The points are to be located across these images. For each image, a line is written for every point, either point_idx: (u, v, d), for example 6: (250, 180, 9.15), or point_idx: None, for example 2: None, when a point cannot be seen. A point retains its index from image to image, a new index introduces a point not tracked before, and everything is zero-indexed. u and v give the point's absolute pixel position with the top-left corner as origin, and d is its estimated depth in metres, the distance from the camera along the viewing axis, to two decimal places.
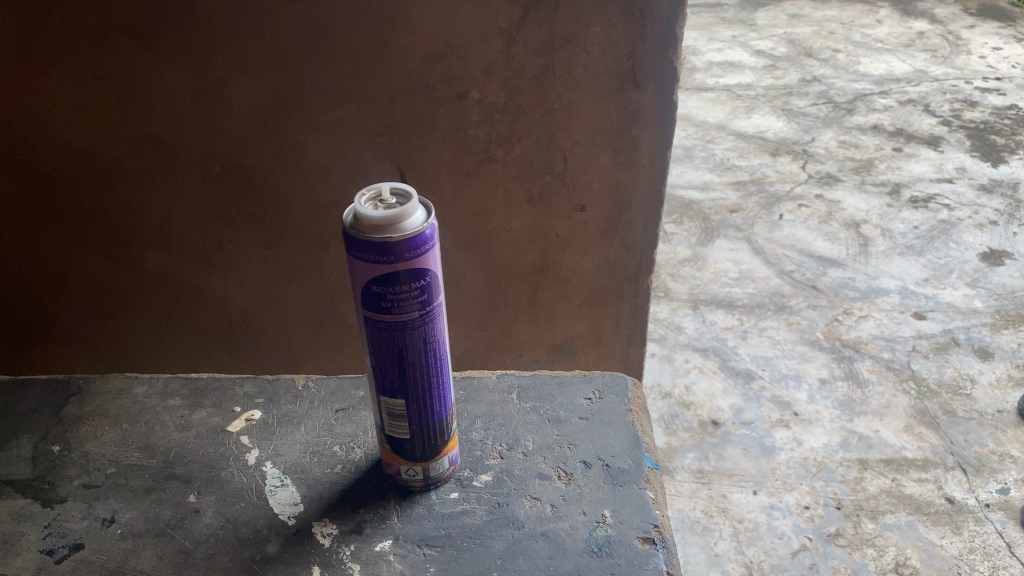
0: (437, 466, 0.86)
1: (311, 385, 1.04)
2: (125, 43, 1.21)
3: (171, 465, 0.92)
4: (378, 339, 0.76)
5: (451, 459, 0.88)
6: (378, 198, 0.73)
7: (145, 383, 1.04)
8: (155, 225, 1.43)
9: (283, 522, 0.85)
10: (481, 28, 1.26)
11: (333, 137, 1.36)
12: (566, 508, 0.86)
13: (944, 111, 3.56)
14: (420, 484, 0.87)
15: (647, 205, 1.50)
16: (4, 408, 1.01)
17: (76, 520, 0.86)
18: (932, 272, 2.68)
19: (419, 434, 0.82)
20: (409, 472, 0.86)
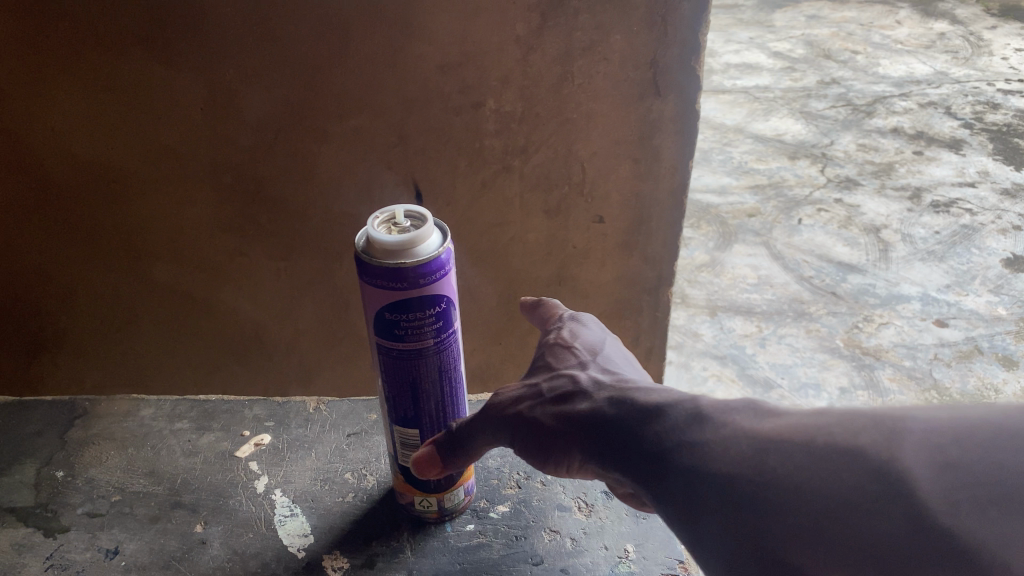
0: (452, 497, 0.85)
1: (322, 406, 1.04)
2: (137, 52, 1.18)
3: (177, 493, 0.90)
4: (395, 365, 0.78)
5: (466, 490, 0.86)
6: (392, 221, 0.73)
7: (152, 406, 1.04)
8: (164, 237, 1.40)
9: (293, 555, 0.82)
10: (497, 36, 1.23)
11: (347, 148, 1.33)
12: (587, 542, 0.85)
13: (966, 113, 3.49)
14: (435, 515, 0.86)
15: (668, 216, 1.46)
16: (9, 432, 1.00)
17: (79, 551, 0.83)
18: (955, 278, 2.62)
19: (434, 465, 0.81)
20: (424, 503, 0.85)
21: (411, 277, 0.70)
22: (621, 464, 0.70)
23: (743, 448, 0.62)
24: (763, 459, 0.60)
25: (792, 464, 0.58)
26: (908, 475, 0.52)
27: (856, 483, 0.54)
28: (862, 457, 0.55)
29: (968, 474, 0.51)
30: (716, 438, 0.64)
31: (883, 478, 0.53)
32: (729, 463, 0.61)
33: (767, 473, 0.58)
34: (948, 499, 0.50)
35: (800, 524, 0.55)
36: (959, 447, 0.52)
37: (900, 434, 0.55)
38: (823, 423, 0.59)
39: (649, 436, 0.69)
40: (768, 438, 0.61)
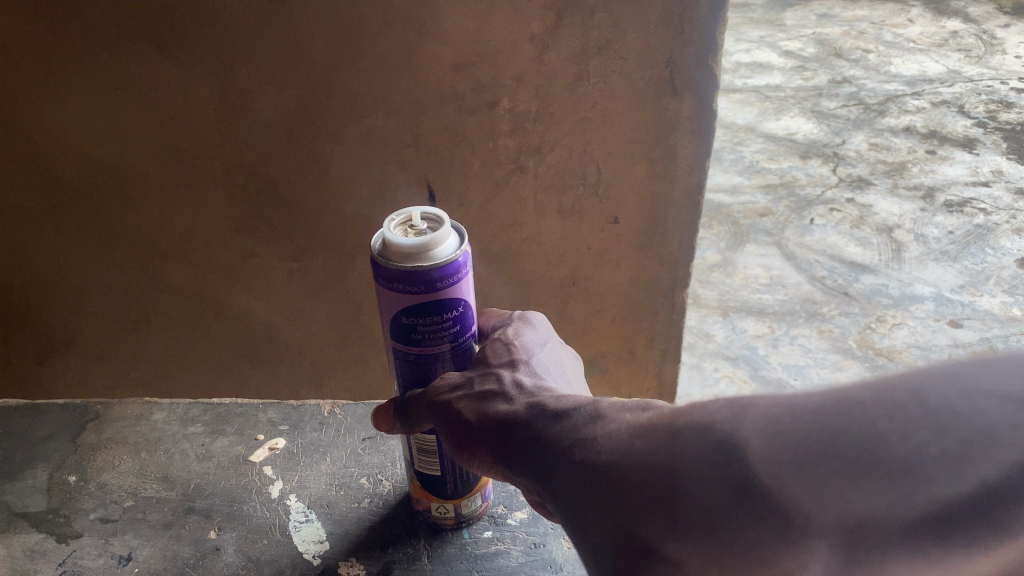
0: (469, 503, 0.84)
1: (337, 410, 1.03)
2: (147, 51, 1.17)
3: (191, 498, 0.89)
4: (411, 368, 0.77)
5: (483, 496, 0.85)
6: (409, 222, 0.71)
7: (165, 409, 1.03)
8: (176, 237, 1.39)
9: (308, 562, 0.81)
10: (512, 35, 1.21)
11: (360, 149, 1.32)
12: None
13: (979, 112, 3.46)
14: (451, 522, 0.84)
15: (685, 217, 1.44)
16: (20, 435, 0.99)
17: (92, 557, 0.82)
18: (969, 278, 2.59)
19: (450, 470, 0.80)
20: (440, 509, 0.83)
21: (427, 280, 0.69)
22: (520, 463, 0.68)
23: (622, 437, 0.60)
24: (632, 443, 0.58)
25: (651, 446, 0.56)
26: (741, 446, 0.48)
27: (699, 456, 0.51)
28: (707, 428, 0.51)
29: (794, 436, 0.45)
30: (604, 433, 0.62)
31: (720, 450, 0.49)
32: (607, 450, 0.60)
33: (631, 454, 0.57)
34: (772, 462, 0.46)
35: (656, 506, 0.54)
36: (793, 415, 0.46)
37: (743, 408, 0.50)
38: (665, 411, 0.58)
39: (543, 434, 0.67)
40: (642, 423, 0.59)
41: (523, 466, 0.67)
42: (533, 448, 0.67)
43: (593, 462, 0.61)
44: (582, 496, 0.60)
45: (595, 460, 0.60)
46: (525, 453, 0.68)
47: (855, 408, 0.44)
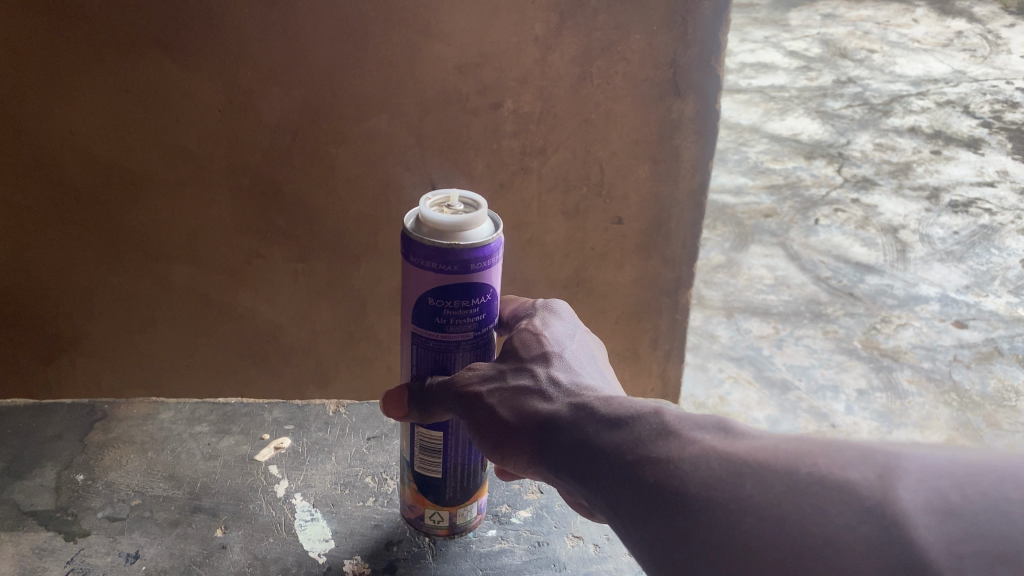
0: (462, 513, 0.84)
1: (342, 410, 1.06)
2: (154, 54, 1.19)
3: (198, 497, 0.90)
4: (430, 358, 0.78)
5: (479, 507, 0.85)
6: (446, 204, 0.74)
7: (170, 409, 1.05)
8: (182, 237, 1.39)
9: (314, 560, 0.82)
10: (517, 36, 1.24)
11: (364, 151, 1.32)
12: (612, 549, 0.85)
13: (984, 111, 3.45)
14: (444, 532, 0.84)
15: (688, 217, 1.45)
16: (28, 432, 1.00)
17: (100, 555, 0.82)
18: (973, 279, 2.60)
19: (452, 472, 0.80)
20: (434, 517, 0.84)
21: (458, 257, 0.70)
22: (566, 465, 0.67)
23: (711, 465, 0.58)
24: (737, 480, 0.56)
25: (770, 492, 0.54)
26: (902, 519, 0.48)
27: (844, 524, 0.50)
28: (851, 491, 0.51)
29: (971, 525, 0.46)
30: (684, 456, 0.60)
31: (873, 521, 0.49)
32: (695, 478, 0.58)
33: (742, 497, 0.54)
34: (951, 553, 0.46)
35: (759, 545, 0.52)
36: (959, 493, 0.48)
37: (893, 472, 0.51)
38: (783, 449, 0.56)
39: (596, 441, 0.66)
40: (744, 457, 0.57)
41: (571, 471, 0.67)
42: (584, 453, 0.66)
43: (666, 482, 0.59)
44: (644, 512, 0.59)
45: (675, 484, 0.58)
46: (572, 457, 0.67)
47: (1002, 492, 0.48)
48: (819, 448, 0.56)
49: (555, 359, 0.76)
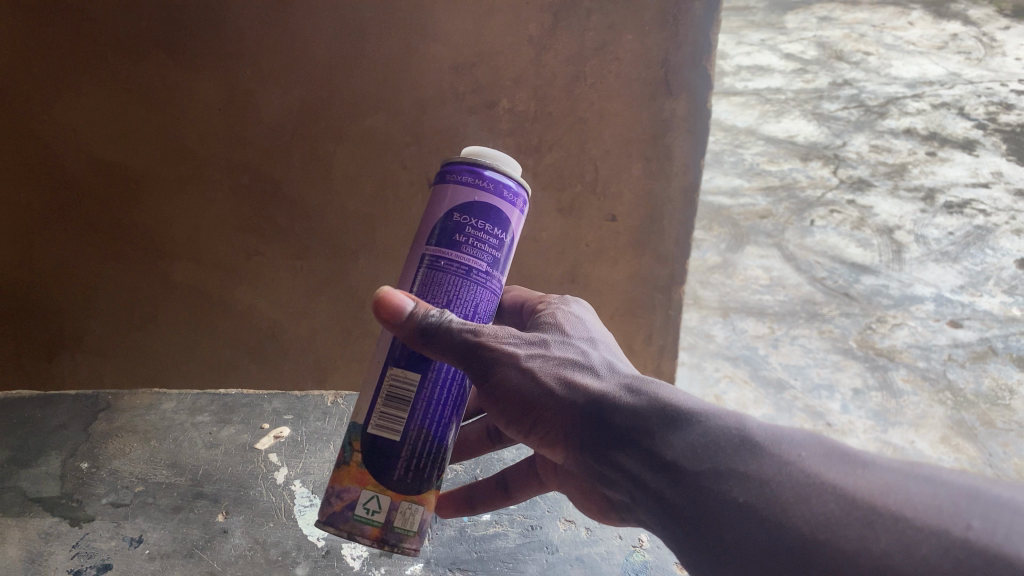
0: (403, 516, 0.73)
1: (339, 401, 1.23)
2: (157, 55, 1.24)
3: (198, 484, 1.05)
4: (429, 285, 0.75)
5: (420, 522, 0.75)
6: None
7: (172, 400, 1.19)
8: (182, 235, 1.38)
9: (311, 544, 0.97)
10: (510, 38, 1.31)
11: (362, 148, 1.35)
12: (601, 532, 1.02)
13: (978, 113, 3.40)
14: (372, 534, 0.73)
15: (680, 216, 1.45)
16: (38, 423, 1.14)
17: (104, 540, 0.96)
18: (968, 279, 2.62)
19: (411, 441, 0.74)
20: (367, 506, 0.73)
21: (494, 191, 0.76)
22: (632, 465, 0.70)
23: (833, 506, 0.59)
24: (870, 532, 0.56)
25: (894, 529, 0.56)
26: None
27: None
28: (1019, 566, 0.51)
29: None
30: (786, 478, 0.62)
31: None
32: (809, 518, 0.59)
33: (878, 547, 0.55)
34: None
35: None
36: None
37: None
38: (925, 505, 0.57)
39: (671, 453, 0.68)
40: (872, 503, 0.58)
41: (637, 473, 0.69)
42: (659, 462, 0.68)
43: (768, 508, 0.61)
44: (735, 536, 0.61)
45: (781, 519, 0.60)
46: (641, 461, 0.69)
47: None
48: (961, 504, 0.57)
49: (579, 341, 0.78)
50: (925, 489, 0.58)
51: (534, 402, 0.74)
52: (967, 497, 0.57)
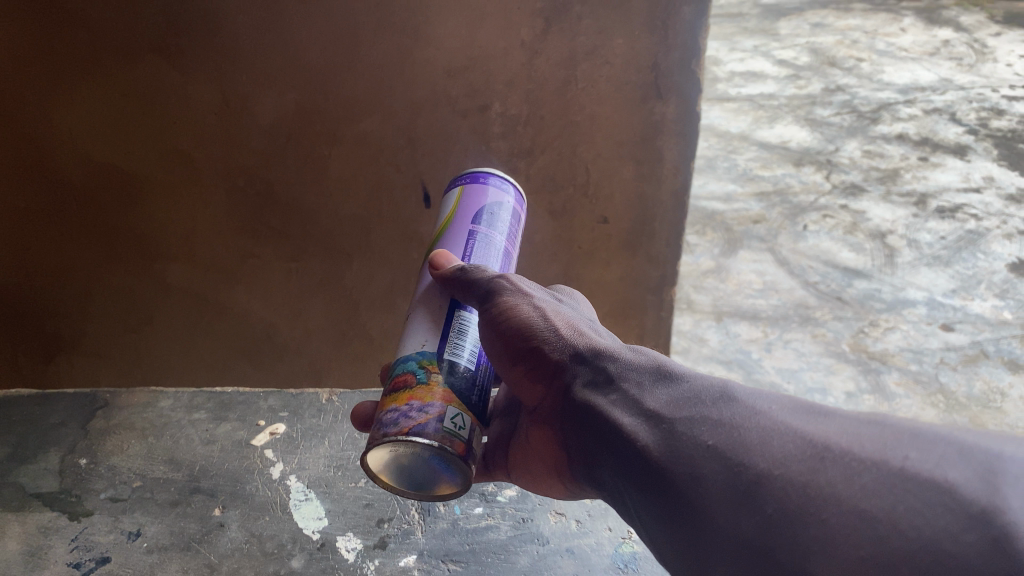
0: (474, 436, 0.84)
1: (334, 399, 1.26)
2: (152, 59, 1.23)
3: (196, 479, 1.10)
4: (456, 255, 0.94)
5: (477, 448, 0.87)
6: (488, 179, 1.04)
7: (169, 398, 1.25)
8: (179, 238, 1.41)
9: (308, 537, 1.01)
10: (503, 40, 1.29)
11: (356, 152, 1.37)
12: (591, 524, 1.04)
13: (970, 119, 3.51)
14: (460, 448, 0.81)
15: (671, 217, 1.49)
16: (37, 421, 1.20)
17: (102, 533, 1.02)
18: (960, 283, 2.64)
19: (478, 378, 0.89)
20: (454, 421, 0.82)
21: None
22: (611, 409, 0.81)
23: (789, 447, 0.64)
24: (819, 469, 0.61)
25: (857, 480, 0.59)
26: (1013, 528, 0.52)
27: (948, 529, 0.54)
28: (950, 493, 0.56)
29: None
30: (756, 424, 0.68)
31: (982, 529, 0.53)
32: (768, 457, 0.64)
33: (824, 487, 0.60)
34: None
35: (822, 524, 0.58)
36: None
37: (997, 476, 0.56)
38: (871, 445, 0.61)
39: (653, 407, 0.77)
40: (826, 444, 0.63)
41: (611, 418, 0.79)
42: (638, 412, 0.78)
43: (728, 448, 0.67)
44: (693, 473, 0.68)
45: (743, 459, 0.66)
46: (620, 407, 0.80)
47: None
48: (902, 442, 0.61)
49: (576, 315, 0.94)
50: (875, 432, 0.63)
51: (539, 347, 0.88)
52: (923, 440, 0.61)
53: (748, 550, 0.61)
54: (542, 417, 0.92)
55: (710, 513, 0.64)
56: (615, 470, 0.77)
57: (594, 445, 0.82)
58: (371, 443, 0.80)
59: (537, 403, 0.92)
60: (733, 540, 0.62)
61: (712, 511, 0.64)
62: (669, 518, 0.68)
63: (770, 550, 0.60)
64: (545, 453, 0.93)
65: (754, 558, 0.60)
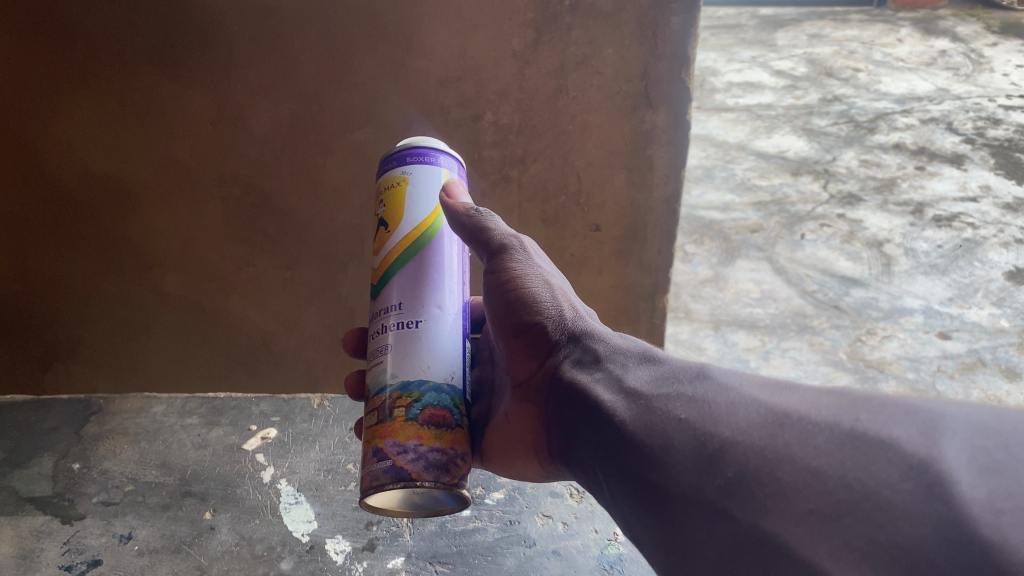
0: None
1: (325, 403, 1.27)
2: (149, 70, 1.25)
3: (187, 483, 1.11)
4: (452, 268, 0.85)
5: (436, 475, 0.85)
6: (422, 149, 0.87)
7: (163, 405, 1.27)
8: (175, 248, 1.42)
9: (297, 540, 1.02)
10: (494, 52, 1.31)
11: (352, 162, 1.37)
12: (578, 526, 1.05)
13: (967, 129, 3.52)
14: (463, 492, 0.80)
15: (662, 224, 1.49)
16: (32, 426, 1.24)
17: (94, 537, 1.03)
18: (957, 291, 2.65)
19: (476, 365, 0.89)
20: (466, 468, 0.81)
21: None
22: (593, 386, 0.79)
23: (751, 416, 0.64)
24: (777, 432, 0.61)
25: (815, 445, 0.58)
26: (948, 476, 0.52)
27: (887, 479, 0.54)
28: (896, 449, 0.55)
29: (1015, 484, 0.50)
30: (723, 399, 0.67)
31: (919, 477, 0.53)
32: (731, 425, 0.64)
33: (779, 446, 0.60)
34: (991, 510, 0.49)
35: (775, 482, 0.58)
36: (1006, 453, 0.53)
37: (937, 431, 0.56)
38: (828, 408, 0.61)
39: (632, 384, 0.76)
40: (785, 411, 0.62)
41: (591, 394, 0.78)
42: (616, 388, 0.76)
43: (699, 420, 0.66)
44: (662, 443, 0.67)
45: (708, 428, 0.65)
46: (601, 385, 0.78)
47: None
48: (857, 407, 0.60)
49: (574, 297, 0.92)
50: (829, 399, 0.62)
51: (535, 319, 0.86)
52: (876, 403, 0.60)
53: (708, 511, 0.60)
54: (521, 391, 0.90)
55: (676, 478, 0.64)
56: (589, 445, 0.75)
57: (572, 423, 0.79)
58: (419, 480, 0.74)
59: (520, 378, 0.90)
60: (694, 502, 0.62)
61: (678, 478, 0.63)
62: (632, 484, 0.67)
63: (727, 508, 0.59)
64: (520, 429, 0.90)
65: (710, 521, 0.60)
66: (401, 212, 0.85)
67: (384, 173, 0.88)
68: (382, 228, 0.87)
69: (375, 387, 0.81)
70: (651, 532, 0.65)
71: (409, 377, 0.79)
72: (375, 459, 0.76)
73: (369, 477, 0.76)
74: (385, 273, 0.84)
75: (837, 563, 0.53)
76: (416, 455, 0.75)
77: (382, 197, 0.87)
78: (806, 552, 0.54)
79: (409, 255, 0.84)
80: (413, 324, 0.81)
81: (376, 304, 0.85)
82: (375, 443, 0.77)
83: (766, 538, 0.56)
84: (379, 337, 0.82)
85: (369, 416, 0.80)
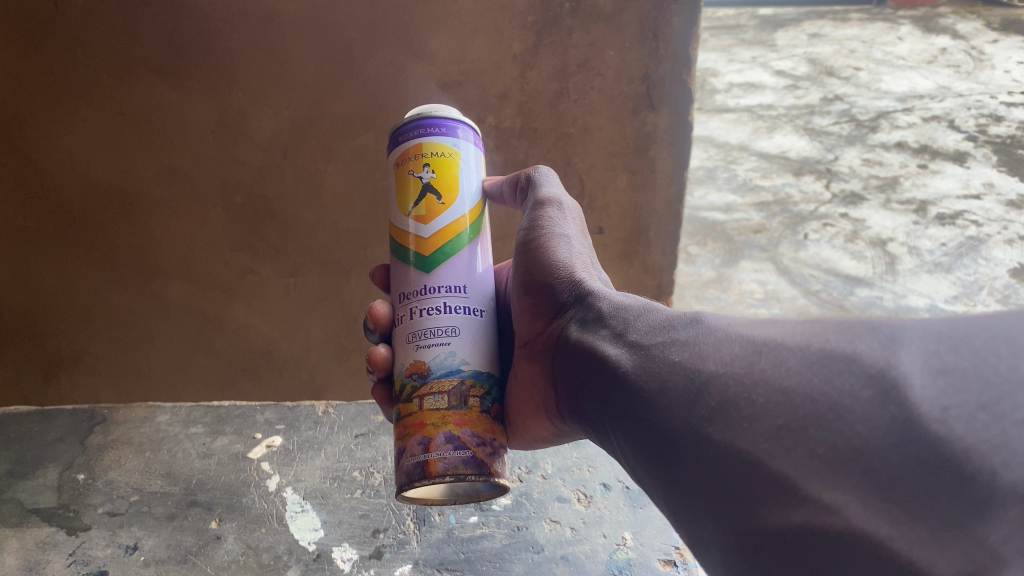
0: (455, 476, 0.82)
1: (329, 411, 1.26)
2: (149, 78, 1.27)
3: (193, 492, 1.11)
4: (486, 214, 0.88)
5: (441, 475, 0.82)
6: (443, 120, 0.83)
7: (167, 413, 1.27)
8: (178, 255, 1.40)
9: (303, 548, 1.02)
10: (495, 55, 1.32)
11: (352, 166, 1.37)
12: (587, 531, 1.04)
13: (970, 126, 3.51)
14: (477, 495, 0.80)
15: (666, 226, 1.47)
16: (35, 438, 1.23)
17: (100, 548, 1.03)
18: (962, 289, 2.66)
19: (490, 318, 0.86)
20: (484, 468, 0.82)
21: (392, 141, 0.86)
22: (597, 345, 0.73)
23: (734, 349, 0.59)
24: (755, 361, 0.56)
25: (785, 366, 0.54)
26: (902, 381, 0.48)
27: (847, 389, 0.50)
28: (855, 361, 0.51)
29: (963, 381, 0.46)
30: (707, 336, 0.62)
31: (876, 384, 0.49)
32: (714, 359, 0.59)
33: (756, 373, 0.55)
34: (938, 406, 0.46)
35: (751, 405, 0.54)
36: (957, 353, 0.48)
37: (896, 341, 0.51)
38: (802, 333, 0.56)
39: (635, 335, 0.69)
40: (764, 339, 0.58)
41: (596, 351, 0.73)
42: (620, 341, 0.70)
43: (690, 359, 0.61)
44: (658, 387, 0.62)
45: (699, 367, 0.60)
46: (606, 342, 0.72)
47: (996, 350, 0.47)
48: (828, 328, 0.55)
49: (594, 261, 0.88)
50: (800, 325, 0.57)
51: (552, 279, 0.84)
52: (849, 323, 0.55)
53: (696, 441, 0.56)
54: (528, 351, 0.87)
55: (670, 414, 0.59)
56: (600, 404, 0.70)
57: (579, 378, 0.75)
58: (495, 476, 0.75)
59: (528, 336, 0.87)
60: (685, 437, 0.57)
61: (671, 416, 0.59)
62: (633, 432, 0.63)
63: (713, 437, 0.55)
64: (530, 390, 0.87)
65: (696, 449, 0.56)
66: (457, 186, 0.82)
67: (425, 136, 0.83)
68: (428, 195, 0.82)
69: (439, 367, 0.77)
70: (657, 482, 0.60)
71: (479, 368, 0.79)
72: (450, 445, 0.74)
73: (441, 463, 0.73)
74: (444, 248, 0.81)
75: (803, 469, 0.50)
76: (492, 449, 0.76)
77: (429, 163, 0.82)
78: (774, 464, 0.51)
79: (468, 234, 0.83)
80: (480, 313, 0.81)
81: (427, 278, 0.80)
82: (449, 428, 0.75)
83: (740, 455, 0.53)
84: (438, 316, 0.79)
85: (430, 396, 0.77)
